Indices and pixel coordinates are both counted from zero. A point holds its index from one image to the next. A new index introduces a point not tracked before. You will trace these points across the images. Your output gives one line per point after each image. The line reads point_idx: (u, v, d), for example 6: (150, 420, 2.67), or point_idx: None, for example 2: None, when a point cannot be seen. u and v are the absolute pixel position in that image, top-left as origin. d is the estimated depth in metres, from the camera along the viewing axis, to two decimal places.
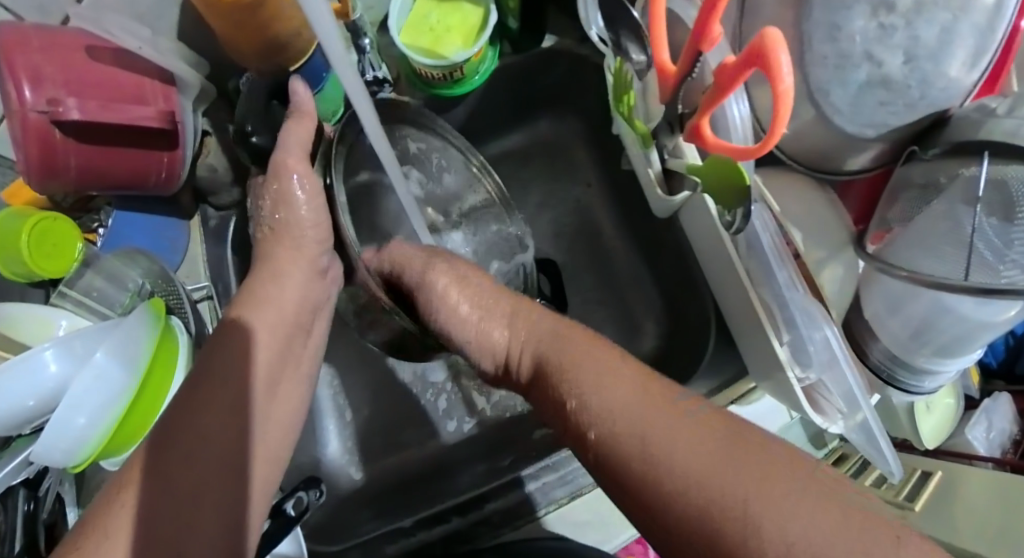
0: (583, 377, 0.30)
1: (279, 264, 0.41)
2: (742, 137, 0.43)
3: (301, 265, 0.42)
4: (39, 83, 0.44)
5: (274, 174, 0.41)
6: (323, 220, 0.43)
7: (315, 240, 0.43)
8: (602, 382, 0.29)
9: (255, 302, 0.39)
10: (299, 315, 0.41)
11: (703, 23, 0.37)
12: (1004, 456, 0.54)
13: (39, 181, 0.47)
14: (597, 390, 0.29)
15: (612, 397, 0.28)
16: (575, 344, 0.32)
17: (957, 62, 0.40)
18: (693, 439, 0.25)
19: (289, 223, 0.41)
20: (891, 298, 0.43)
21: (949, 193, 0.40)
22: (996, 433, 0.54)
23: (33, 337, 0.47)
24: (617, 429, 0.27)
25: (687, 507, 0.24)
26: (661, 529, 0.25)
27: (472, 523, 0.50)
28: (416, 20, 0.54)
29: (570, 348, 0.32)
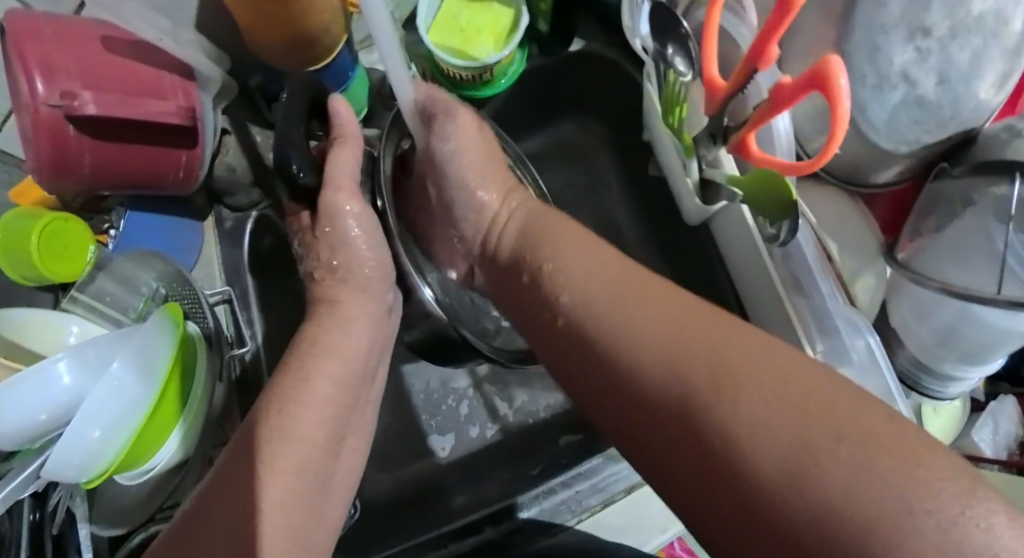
0: (571, 274, 0.34)
1: (347, 312, 0.41)
2: (787, 151, 0.43)
3: (368, 307, 0.42)
4: (52, 75, 0.41)
5: (327, 216, 0.41)
6: (382, 254, 0.43)
7: (376, 276, 0.43)
8: (585, 274, 0.34)
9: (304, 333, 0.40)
10: (366, 363, 0.41)
11: (762, 41, 0.37)
12: (1011, 457, 0.54)
13: (51, 178, 0.45)
14: (580, 283, 0.33)
15: (594, 289, 0.33)
16: (570, 247, 0.36)
17: (986, 84, 0.42)
18: (682, 333, 0.28)
19: (350, 264, 0.42)
20: (919, 306, 0.45)
21: (980, 208, 0.42)
22: (1003, 435, 0.55)
23: (39, 343, 0.44)
24: (597, 311, 0.32)
25: (652, 374, 0.28)
26: (627, 391, 0.29)
27: (505, 533, 0.50)
28: (447, 20, 0.53)
29: (563, 249, 0.36)
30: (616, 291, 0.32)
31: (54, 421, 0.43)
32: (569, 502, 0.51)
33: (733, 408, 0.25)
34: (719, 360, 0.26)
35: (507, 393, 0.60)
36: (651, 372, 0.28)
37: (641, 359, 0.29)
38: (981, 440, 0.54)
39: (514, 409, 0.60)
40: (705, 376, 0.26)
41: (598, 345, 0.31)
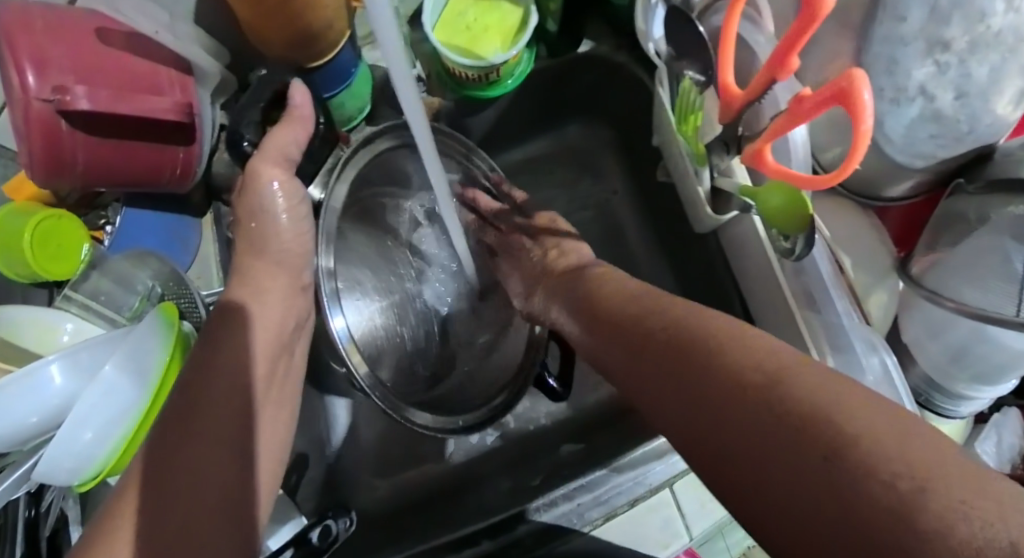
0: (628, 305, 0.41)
1: (260, 283, 0.43)
2: (802, 164, 0.42)
3: (281, 282, 0.44)
4: (44, 68, 0.40)
5: (252, 184, 0.41)
6: (304, 230, 0.44)
7: (295, 252, 0.44)
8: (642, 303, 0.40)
9: (248, 322, 0.42)
10: (281, 337, 0.43)
11: (783, 52, 0.36)
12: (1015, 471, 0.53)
13: (43, 176, 0.43)
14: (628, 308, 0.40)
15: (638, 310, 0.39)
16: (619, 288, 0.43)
17: (1004, 100, 0.41)
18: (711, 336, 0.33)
19: (267, 233, 0.43)
20: (933, 322, 0.44)
21: (998, 226, 0.41)
22: (1006, 446, 0.53)
23: (35, 343, 0.43)
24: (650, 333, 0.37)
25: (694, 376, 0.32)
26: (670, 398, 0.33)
27: (503, 547, 0.49)
28: (452, 18, 0.52)
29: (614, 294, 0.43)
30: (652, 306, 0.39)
31: (48, 422, 0.42)
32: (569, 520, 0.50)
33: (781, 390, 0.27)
34: (741, 374, 0.29)
35: None
36: (684, 388, 0.32)
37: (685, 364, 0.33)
38: (982, 452, 0.52)
39: (519, 417, 0.59)
40: (734, 371, 0.30)
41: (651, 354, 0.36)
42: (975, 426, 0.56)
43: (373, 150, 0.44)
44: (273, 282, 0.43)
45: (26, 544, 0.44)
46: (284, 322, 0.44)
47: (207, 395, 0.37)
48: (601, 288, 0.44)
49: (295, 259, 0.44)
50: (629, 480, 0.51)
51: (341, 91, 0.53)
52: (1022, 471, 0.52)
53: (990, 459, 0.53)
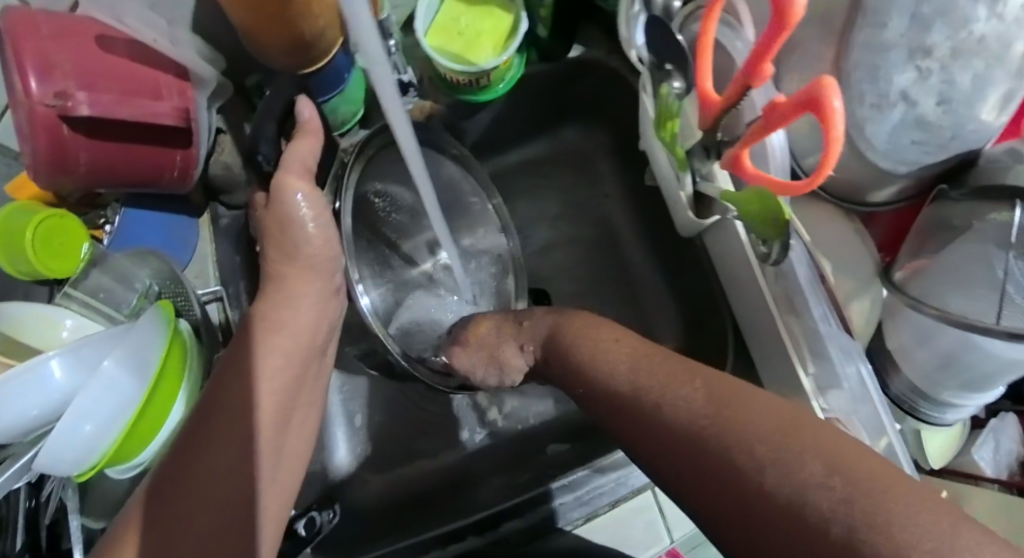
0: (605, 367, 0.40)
1: (291, 287, 0.41)
2: (781, 168, 0.42)
3: (314, 286, 0.42)
4: (48, 74, 0.41)
5: (277, 195, 0.41)
6: (332, 234, 0.43)
7: (325, 258, 0.43)
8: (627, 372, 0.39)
9: (270, 327, 0.40)
10: (313, 340, 0.42)
11: (755, 60, 0.37)
12: (1011, 477, 0.52)
13: (47, 177, 0.45)
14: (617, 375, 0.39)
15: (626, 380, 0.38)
16: (588, 345, 0.42)
17: (988, 106, 0.41)
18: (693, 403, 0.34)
19: (295, 242, 0.41)
20: (920, 332, 0.44)
21: (983, 232, 0.41)
22: (1004, 454, 0.52)
23: (39, 339, 0.45)
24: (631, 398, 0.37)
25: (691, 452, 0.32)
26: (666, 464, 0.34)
27: (490, 543, 0.51)
28: (446, 22, 0.53)
29: (587, 348, 0.42)
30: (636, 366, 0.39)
31: (48, 415, 0.44)
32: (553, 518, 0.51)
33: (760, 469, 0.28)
34: (733, 465, 0.30)
35: (498, 400, 0.61)
36: (693, 477, 0.32)
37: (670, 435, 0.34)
38: (981, 458, 0.52)
39: (509, 416, 0.61)
40: (735, 446, 0.30)
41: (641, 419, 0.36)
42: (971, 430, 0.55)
43: (365, 158, 0.48)
44: (305, 286, 0.42)
45: (27, 530, 0.46)
46: (318, 327, 0.42)
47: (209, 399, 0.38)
48: (575, 336, 0.44)
49: (327, 262, 0.43)
50: (612, 480, 0.52)
51: (335, 96, 0.54)
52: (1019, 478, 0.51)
53: (988, 466, 0.52)
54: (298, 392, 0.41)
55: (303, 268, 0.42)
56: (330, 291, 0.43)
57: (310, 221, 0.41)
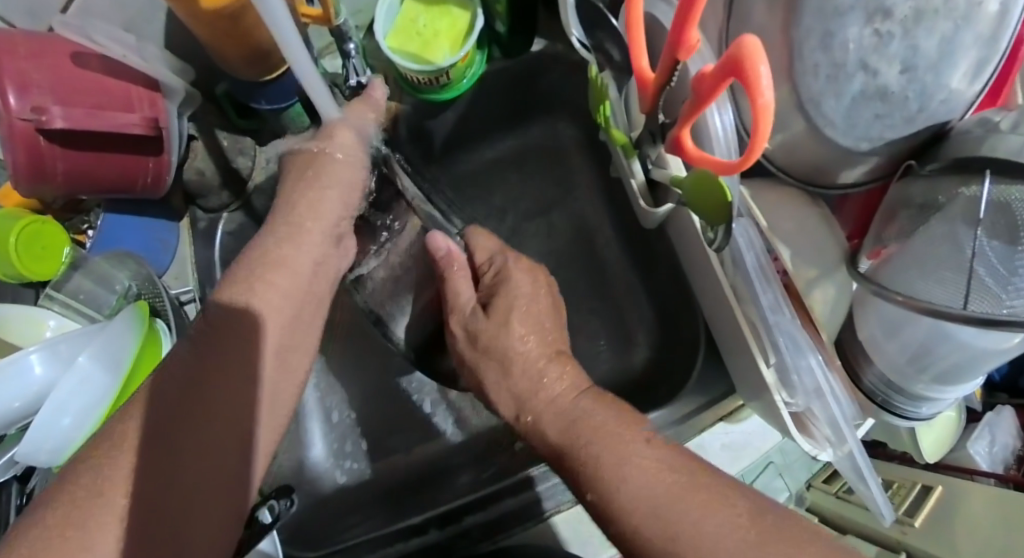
0: (604, 454, 0.33)
1: (301, 226, 0.39)
2: (725, 149, 0.41)
3: (322, 229, 0.39)
4: (26, 90, 0.45)
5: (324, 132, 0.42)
6: (354, 186, 0.41)
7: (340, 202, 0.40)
8: (629, 474, 0.31)
9: (269, 264, 0.37)
10: (313, 285, 0.39)
11: (679, 31, 0.35)
12: (1008, 472, 0.49)
13: (28, 185, 0.48)
14: (620, 485, 0.31)
15: (634, 485, 0.31)
16: (594, 430, 0.35)
17: (959, 73, 0.38)
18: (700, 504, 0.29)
19: (319, 171, 0.40)
20: (888, 320, 0.41)
21: (949, 212, 0.38)
22: (999, 447, 0.50)
23: (20, 336, 0.48)
24: (633, 518, 0.30)
25: None
26: None
27: (451, 536, 0.51)
28: (405, 24, 0.54)
29: (591, 435, 0.35)
30: (655, 465, 0.31)
31: (30, 407, 0.46)
32: (515, 512, 0.51)
33: None
34: None
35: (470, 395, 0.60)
36: None
37: None
38: (976, 453, 0.49)
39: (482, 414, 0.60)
40: None
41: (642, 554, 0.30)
42: (965, 425, 0.53)
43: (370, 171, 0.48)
44: (313, 229, 0.39)
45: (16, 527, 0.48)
46: (316, 275, 0.39)
47: (191, 346, 0.35)
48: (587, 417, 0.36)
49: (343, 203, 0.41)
50: None
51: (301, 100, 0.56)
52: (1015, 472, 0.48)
53: (983, 461, 0.49)
54: (294, 345, 0.38)
55: (320, 223, 0.39)
56: (331, 237, 0.40)
57: (338, 158, 0.41)
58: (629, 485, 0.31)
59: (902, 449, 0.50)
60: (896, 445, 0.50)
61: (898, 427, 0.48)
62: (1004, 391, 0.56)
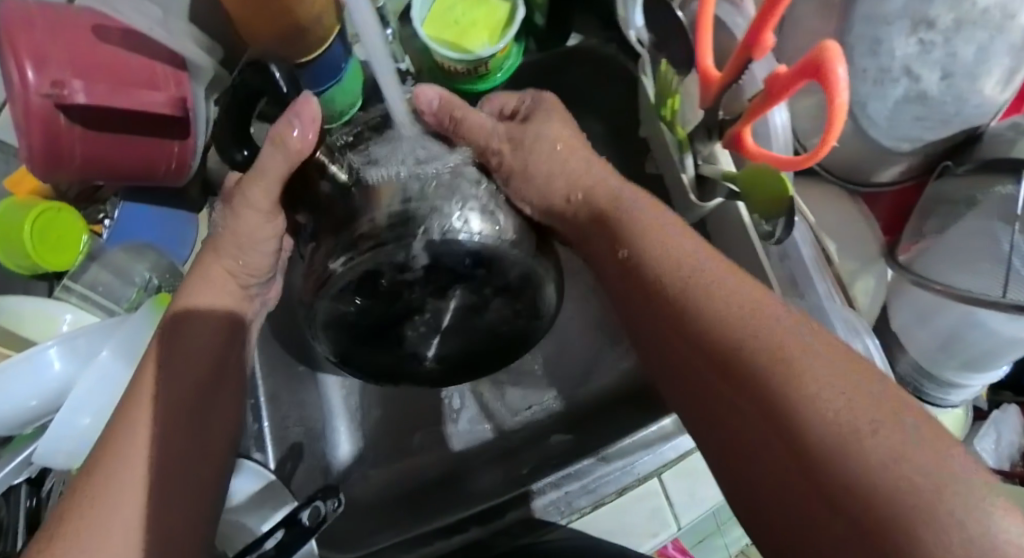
0: (637, 234, 0.34)
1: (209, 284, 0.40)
2: (783, 146, 0.43)
3: (232, 287, 0.41)
4: (42, 64, 0.41)
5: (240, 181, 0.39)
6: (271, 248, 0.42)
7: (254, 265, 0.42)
8: (667, 245, 0.33)
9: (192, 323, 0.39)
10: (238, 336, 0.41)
11: (756, 30, 0.37)
12: (1013, 467, 0.56)
13: (44, 170, 0.45)
14: (656, 248, 0.33)
15: (668, 252, 0.33)
16: (637, 210, 0.36)
17: (992, 80, 0.41)
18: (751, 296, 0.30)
19: (237, 238, 0.41)
20: (921, 310, 0.44)
21: (985, 207, 0.41)
22: (1005, 446, 0.56)
23: (34, 330, 0.44)
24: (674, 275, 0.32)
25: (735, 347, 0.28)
26: (690, 344, 0.30)
27: (493, 533, 0.50)
28: (439, 13, 0.52)
29: (630, 212, 0.36)
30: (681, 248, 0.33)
31: (47, 405, 0.43)
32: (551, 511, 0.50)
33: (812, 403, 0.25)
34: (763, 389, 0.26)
35: (499, 389, 0.59)
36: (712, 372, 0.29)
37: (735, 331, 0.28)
38: (983, 450, 0.55)
39: (509, 409, 0.59)
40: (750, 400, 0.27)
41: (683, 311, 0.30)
42: (975, 423, 0.58)
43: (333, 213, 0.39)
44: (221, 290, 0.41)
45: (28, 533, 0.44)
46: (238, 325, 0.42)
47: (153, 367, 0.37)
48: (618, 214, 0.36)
49: (261, 261, 0.42)
50: (618, 469, 0.51)
51: (331, 87, 0.54)
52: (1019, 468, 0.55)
53: (991, 457, 0.56)
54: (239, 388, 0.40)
55: (241, 292, 0.42)
56: (243, 295, 0.42)
57: (258, 218, 0.40)
58: (659, 249, 0.33)
59: None
60: None
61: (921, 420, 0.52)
62: (1008, 388, 0.59)
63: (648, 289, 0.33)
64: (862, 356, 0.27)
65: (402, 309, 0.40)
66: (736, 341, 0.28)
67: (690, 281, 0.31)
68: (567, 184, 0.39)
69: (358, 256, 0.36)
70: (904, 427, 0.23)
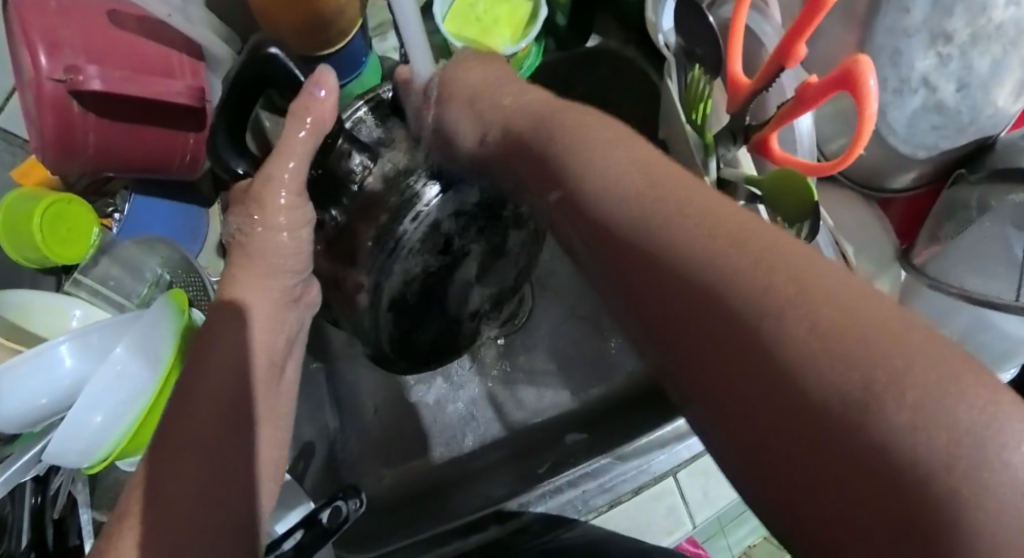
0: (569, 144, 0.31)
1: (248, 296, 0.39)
2: (807, 153, 0.43)
3: (273, 291, 0.40)
4: (56, 49, 0.39)
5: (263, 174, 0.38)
6: (302, 247, 0.41)
7: (292, 268, 0.41)
8: (612, 157, 0.29)
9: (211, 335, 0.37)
10: (274, 353, 0.39)
11: (790, 41, 0.37)
12: None
13: (54, 160, 0.43)
14: (595, 163, 0.29)
15: (608, 167, 0.28)
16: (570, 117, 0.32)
17: (1004, 92, 0.42)
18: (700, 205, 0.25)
19: (267, 243, 0.39)
20: (935, 313, 0.46)
21: (998, 214, 0.42)
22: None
23: (43, 327, 0.43)
24: (619, 202, 0.27)
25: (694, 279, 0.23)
26: (649, 275, 0.25)
27: (511, 532, 0.50)
28: (463, 9, 0.53)
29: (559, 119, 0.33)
30: (624, 157, 0.28)
31: (57, 404, 0.41)
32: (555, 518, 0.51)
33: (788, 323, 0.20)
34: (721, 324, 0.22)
35: (513, 389, 0.60)
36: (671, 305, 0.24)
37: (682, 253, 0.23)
38: None
39: (522, 408, 0.60)
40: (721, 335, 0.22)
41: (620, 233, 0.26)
42: None
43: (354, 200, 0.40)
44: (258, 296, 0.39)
45: (32, 530, 0.45)
46: (276, 338, 0.40)
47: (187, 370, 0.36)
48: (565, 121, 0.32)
49: (294, 262, 0.40)
50: (634, 468, 0.52)
51: (351, 81, 0.53)
52: None
53: None
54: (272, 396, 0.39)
55: (286, 296, 0.41)
56: (290, 299, 0.41)
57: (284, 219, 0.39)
58: (604, 172, 0.28)
59: None
60: None
61: None
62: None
63: (616, 237, 0.27)
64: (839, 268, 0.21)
65: (451, 262, 0.45)
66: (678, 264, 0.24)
67: (620, 195, 0.27)
68: (480, 122, 0.38)
69: (411, 225, 0.40)
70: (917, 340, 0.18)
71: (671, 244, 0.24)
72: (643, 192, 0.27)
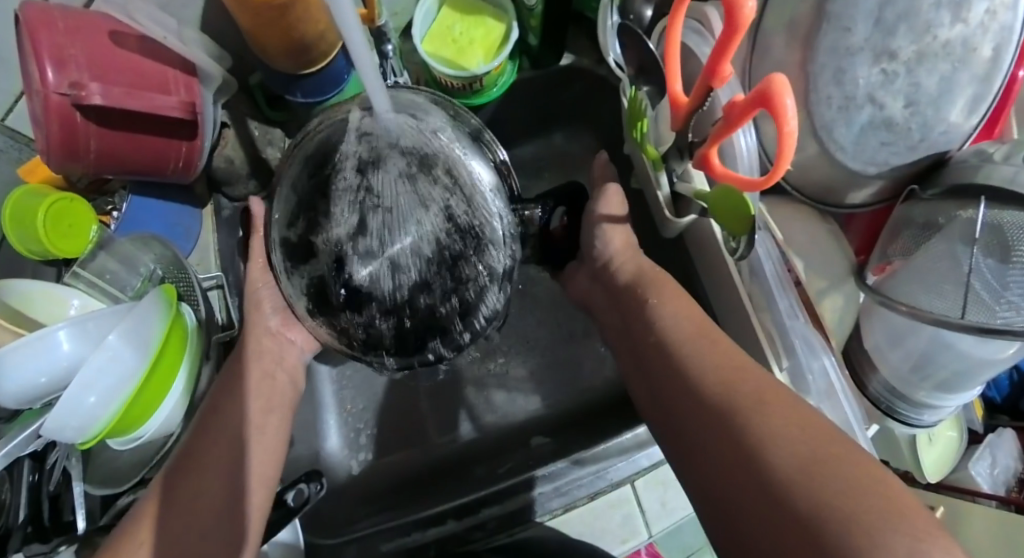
0: (662, 291, 0.47)
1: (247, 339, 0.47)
2: (749, 167, 0.44)
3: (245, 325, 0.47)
4: (62, 65, 0.44)
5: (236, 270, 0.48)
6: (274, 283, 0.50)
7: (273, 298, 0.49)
8: (680, 310, 0.46)
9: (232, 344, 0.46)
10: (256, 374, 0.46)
11: (715, 61, 0.38)
12: (1009, 493, 0.57)
13: (59, 161, 0.48)
14: (672, 301, 0.46)
15: (677, 310, 0.46)
16: (665, 285, 0.48)
17: (957, 108, 0.42)
18: (731, 359, 0.41)
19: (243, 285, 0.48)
20: (894, 331, 0.46)
21: (948, 232, 0.43)
22: (1001, 470, 0.57)
23: (44, 314, 0.47)
24: (680, 332, 0.44)
25: (722, 396, 0.39)
26: (695, 392, 0.41)
27: (468, 527, 0.53)
28: (441, 30, 0.55)
29: (662, 286, 0.48)
30: (687, 310, 0.45)
31: (55, 384, 0.45)
32: (515, 514, 0.52)
33: (780, 440, 0.35)
34: (728, 435, 0.37)
35: (484, 391, 0.62)
36: (706, 411, 0.39)
37: (713, 379, 0.40)
38: (978, 474, 0.56)
39: (493, 410, 0.61)
40: (737, 430, 0.37)
41: (686, 359, 0.42)
42: (970, 446, 0.60)
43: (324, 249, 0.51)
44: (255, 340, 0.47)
45: (30, 504, 0.48)
46: (257, 357, 0.47)
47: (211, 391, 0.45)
48: (657, 293, 0.47)
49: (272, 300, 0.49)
50: (590, 473, 0.53)
51: (335, 96, 0.58)
52: (1015, 493, 0.56)
53: (986, 481, 0.57)
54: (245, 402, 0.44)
55: (258, 328, 0.48)
56: (263, 330, 0.48)
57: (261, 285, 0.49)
58: (673, 310, 0.46)
59: (904, 467, 0.58)
60: (896, 464, 0.58)
61: (901, 443, 0.56)
62: (1005, 413, 0.63)
63: (672, 346, 0.44)
64: (823, 423, 0.36)
65: (330, 259, 0.44)
66: (723, 390, 0.39)
67: (687, 329, 0.44)
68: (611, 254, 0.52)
69: (311, 305, 0.46)
70: (849, 471, 0.33)
71: (704, 378, 0.41)
72: (698, 333, 0.44)
